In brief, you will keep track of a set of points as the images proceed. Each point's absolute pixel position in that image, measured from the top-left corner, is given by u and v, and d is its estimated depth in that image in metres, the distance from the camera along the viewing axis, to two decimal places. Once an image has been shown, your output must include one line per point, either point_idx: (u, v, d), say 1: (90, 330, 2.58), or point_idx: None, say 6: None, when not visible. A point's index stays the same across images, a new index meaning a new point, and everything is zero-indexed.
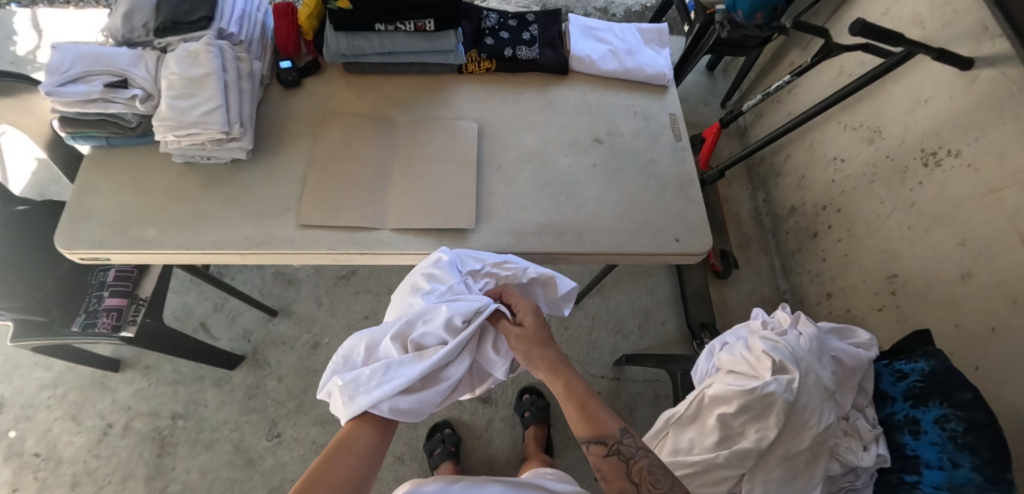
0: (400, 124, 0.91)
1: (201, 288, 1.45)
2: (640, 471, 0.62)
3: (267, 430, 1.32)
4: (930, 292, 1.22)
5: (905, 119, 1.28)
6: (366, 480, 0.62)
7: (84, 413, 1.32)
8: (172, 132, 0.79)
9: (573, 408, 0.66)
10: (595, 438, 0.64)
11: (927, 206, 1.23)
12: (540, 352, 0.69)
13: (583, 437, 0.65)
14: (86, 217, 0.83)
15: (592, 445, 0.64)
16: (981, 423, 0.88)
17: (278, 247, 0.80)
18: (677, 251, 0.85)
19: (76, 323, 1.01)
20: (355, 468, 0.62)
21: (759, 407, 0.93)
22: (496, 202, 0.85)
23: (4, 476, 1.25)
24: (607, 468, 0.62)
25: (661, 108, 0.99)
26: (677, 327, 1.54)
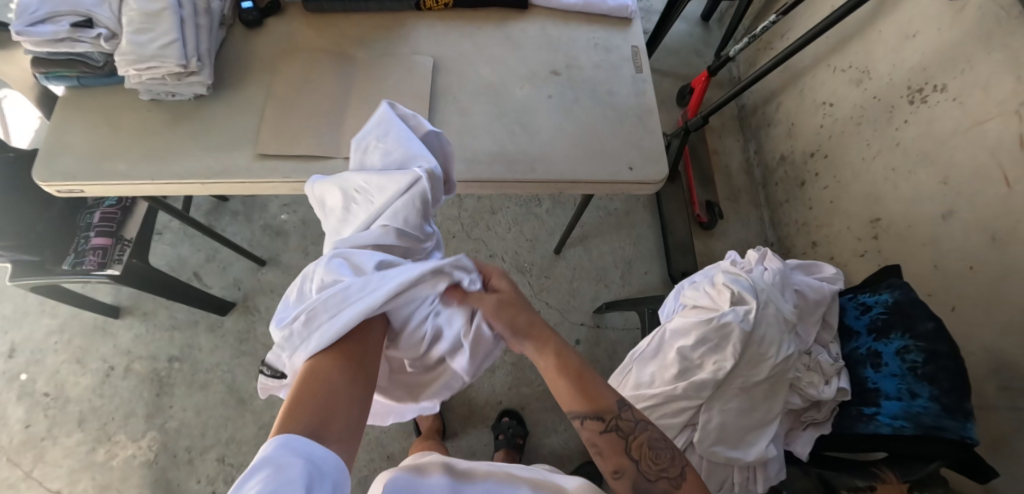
0: (358, 60, 0.92)
1: (194, 241, 1.51)
2: (639, 446, 0.63)
3: (258, 371, 1.39)
4: (912, 234, 1.19)
5: (894, 56, 1.23)
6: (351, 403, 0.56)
7: (89, 356, 1.40)
8: (132, 66, 0.82)
9: (566, 383, 0.63)
10: (594, 415, 0.63)
11: (912, 144, 1.18)
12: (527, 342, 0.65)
13: (578, 414, 0.63)
14: (59, 152, 0.87)
15: (588, 420, 0.64)
16: (941, 353, 0.87)
17: (238, 176, 0.84)
18: (630, 179, 0.86)
19: (65, 262, 1.07)
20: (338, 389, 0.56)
21: (716, 338, 0.95)
22: (447, 132, 0.86)
23: (18, 413, 1.34)
24: (605, 444, 0.63)
25: (624, 41, 0.98)
26: (659, 277, 1.55)
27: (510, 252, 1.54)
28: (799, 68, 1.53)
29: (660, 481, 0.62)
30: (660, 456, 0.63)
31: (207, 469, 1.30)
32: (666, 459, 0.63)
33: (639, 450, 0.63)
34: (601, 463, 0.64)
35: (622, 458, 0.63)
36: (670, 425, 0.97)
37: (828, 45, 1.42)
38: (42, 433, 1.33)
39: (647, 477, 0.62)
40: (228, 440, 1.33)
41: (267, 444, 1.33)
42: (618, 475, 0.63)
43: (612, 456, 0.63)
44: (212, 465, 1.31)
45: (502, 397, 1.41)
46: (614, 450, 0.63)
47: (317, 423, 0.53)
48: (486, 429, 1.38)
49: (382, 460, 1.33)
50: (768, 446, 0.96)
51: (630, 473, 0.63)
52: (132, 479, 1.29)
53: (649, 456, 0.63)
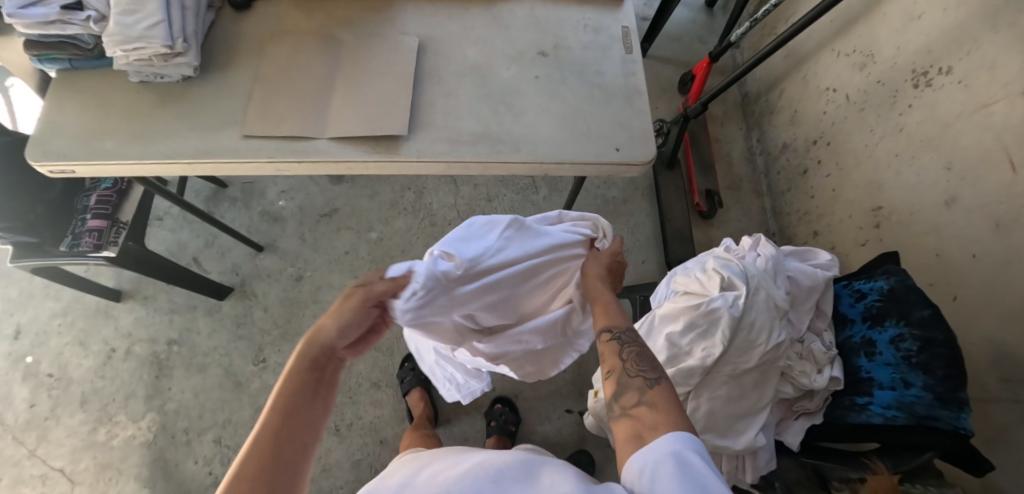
0: (345, 42, 0.93)
1: (193, 226, 1.53)
2: (629, 350, 0.66)
3: (254, 355, 1.41)
4: (913, 221, 1.16)
5: (898, 38, 1.19)
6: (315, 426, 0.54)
7: (91, 338, 1.43)
8: (119, 47, 0.83)
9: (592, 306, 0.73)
10: (603, 327, 0.69)
11: (915, 130, 1.15)
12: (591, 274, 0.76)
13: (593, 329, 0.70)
14: (52, 133, 0.88)
15: (598, 332, 0.69)
16: (936, 341, 0.84)
17: (224, 156, 0.85)
18: (617, 160, 0.86)
19: (63, 245, 1.09)
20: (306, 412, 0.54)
21: (705, 323, 0.94)
22: (434, 112, 0.89)
23: (24, 393, 1.38)
24: (603, 349, 0.67)
25: (615, 21, 0.99)
26: (656, 266, 1.53)
27: None
28: (802, 53, 1.49)
29: (637, 380, 0.61)
30: (643, 358, 0.64)
31: (204, 450, 1.33)
32: (649, 363, 0.63)
33: (627, 352, 0.65)
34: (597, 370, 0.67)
35: (613, 360, 0.65)
36: None
37: (832, 29, 1.39)
38: (46, 412, 1.36)
39: (627, 375, 0.63)
40: (225, 422, 1.35)
41: None
42: (606, 375, 0.65)
43: (605, 359, 0.66)
44: (209, 446, 1.33)
45: (495, 384, 1.41)
46: (608, 352, 0.66)
47: (277, 451, 0.49)
48: (479, 415, 1.38)
49: (375, 445, 1.34)
50: (757, 435, 0.94)
51: (615, 373, 0.64)
52: (131, 459, 1.32)
53: (634, 358, 0.64)
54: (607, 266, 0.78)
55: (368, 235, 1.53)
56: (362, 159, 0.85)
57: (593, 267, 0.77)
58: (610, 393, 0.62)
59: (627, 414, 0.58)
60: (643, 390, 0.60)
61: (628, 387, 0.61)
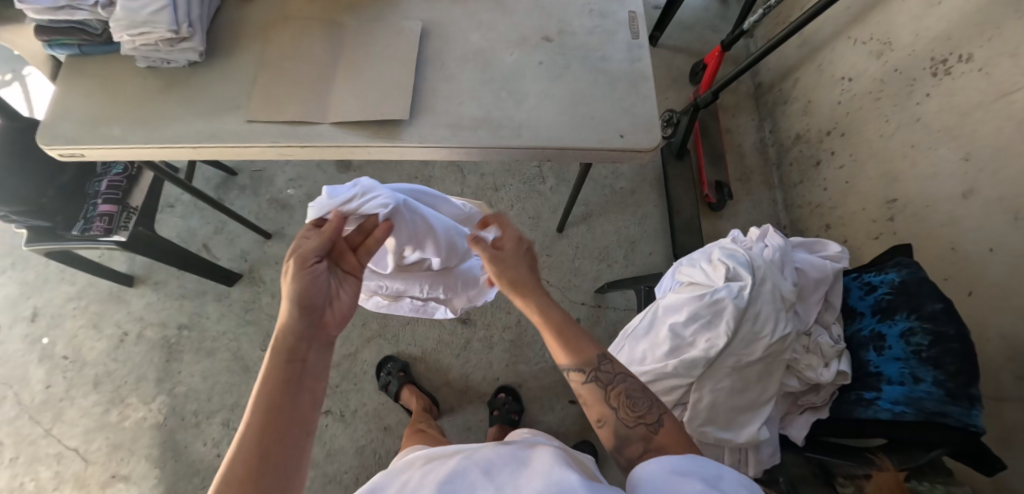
0: (348, 27, 0.93)
1: (203, 213, 1.55)
2: (618, 395, 0.67)
3: (262, 341, 1.43)
4: (929, 214, 1.12)
5: (917, 25, 1.15)
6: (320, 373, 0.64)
7: (105, 322, 1.46)
8: (126, 31, 0.84)
9: (554, 339, 0.73)
10: (578, 368, 0.70)
11: (933, 119, 1.11)
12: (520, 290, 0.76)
13: (567, 368, 0.71)
14: (62, 118, 0.89)
15: (575, 374, 0.70)
16: (948, 335, 0.82)
17: (227, 140, 0.86)
18: (621, 146, 0.85)
19: (75, 229, 1.11)
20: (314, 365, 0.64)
21: (709, 314, 0.93)
22: (436, 97, 0.88)
23: (40, 374, 1.42)
24: (588, 394, 0.69)
25: (621, 6, 0.98)
26: (663, 258, 1.52)
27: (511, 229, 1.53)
28: (818, 41, 1.45)
29: (638, 428, 0.64)
30: (635, 399, 0.66)
31: (212, 432, 1.35)
32: (643, 405, 0.65)
33: (618, 399, 0.67)
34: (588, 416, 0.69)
35: (604, 408, 0.67)
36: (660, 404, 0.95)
37: (849, 16, 1.34)
38: (61, 393, 1.40)
39: (624, 424, 0.65)
40: (232, 405, 1.37)
41: None
42: (600, 423, 0.67)
43: (595, 405, 0.68)
44: (217, 429, 1.35)
45: (498, 373, 1.41)
46: (595, 399, 0.68)
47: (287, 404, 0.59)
48: (482, 404, 1.38)
49: (379, 431, 1.36)
50: (761, 428, 0.93)
51: (610, 421, 0.66)
52: (143, 440, 1.35)
53: (626, 403, 0.66)
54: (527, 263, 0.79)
55: None
56: (364, 144, 0.85)
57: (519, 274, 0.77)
58: (611, 443, 0.65)
59: (638, 464, 0.62)
60: (648, 437, 0.63)
61: (630, 437, 0.64)
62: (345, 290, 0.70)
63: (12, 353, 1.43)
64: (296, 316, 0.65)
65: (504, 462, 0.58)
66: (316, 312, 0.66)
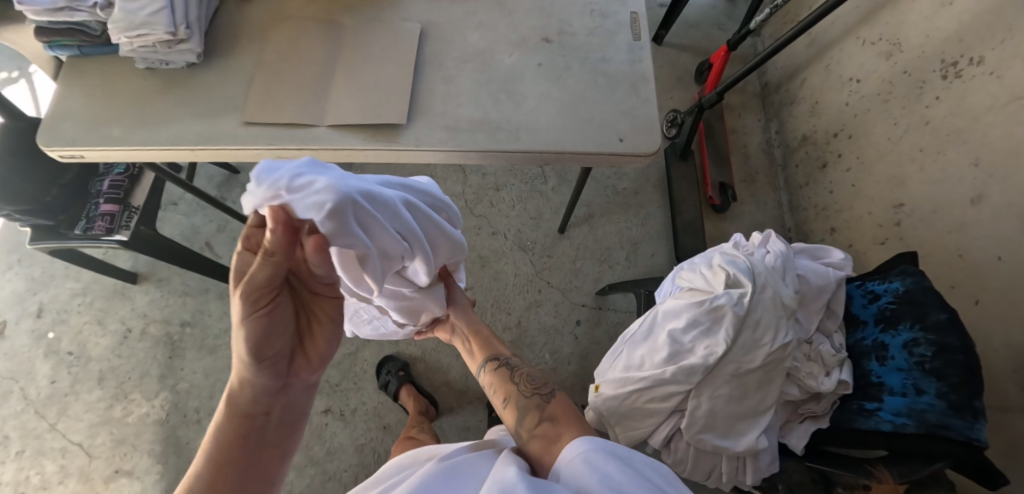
0: (346, 28, 0.92)
1: (206, 211, 1.56)
2: (521, 375, 0.74)
3: None
4: (937, 220, 1.10)
5: (927, 25, 1.12)
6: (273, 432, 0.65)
7: (109, 318, 1.48)
8: (124, 33, 0.84)
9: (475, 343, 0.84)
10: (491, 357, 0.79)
11: (942, 123, 1.09)
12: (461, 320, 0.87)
13: (482, 361, 0.80)
14: (62, 118, 0.90)
15: (489, 364, 0.79)
16: (952, 347, 0.80)
17: (224, 142, 0.86)
18: (620, 150, 0.84)
19: (77, 228, 1.12)
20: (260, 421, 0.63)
21: (708, 321, 0.92)
22: (434, 99, 0.88)
23: (46, 369, 1.43)
24: (497, 378, 0.75)
25: (623, 7, 0.96)
26: (666, 259, 1.50)
27: (513, 230, 1.52)
28: (827, 40, 1.43)
29: (534, 398, 0.68)
30: (535, 380, 0.73)
31: None
32: (540, 382, 0.72)
33: (520, 377, 0.73)
34: (494, 400, 0.73)
35: (508, 385, 0.73)
36: (657, 410, 0.95)
37: (858, 15, 1.31)
38: (66, 388, 1.42)
39: (524, 396, 0.69)
40: None
41: None
42: (505, 401, 0.70)
43: (499, 387, 0.73)
44: None
45: None
46: (501, 380, 0.74)
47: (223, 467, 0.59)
48: (482, 405, 1.38)
49: (378, 430, 1.36)
50: (760, 437, 0.91)
51: (511, 397, 0.70)
52: (145, 435, 1.37)
53: (526, 381, 0.72)
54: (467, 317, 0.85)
55: None
56: (360, 147, 0.85)
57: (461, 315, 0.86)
58: (512, 417, 0.67)
59: (534, 434, 0.63)
60: (542, 405, 0.66)
61: (528, 406, 0.67)
62: (317, 332, 0.64)
63: (18, 348, 1.45)
64: (254, 370, 0.60)
65: (467, 470, 0.61)
66: (277, 362, 0.62)
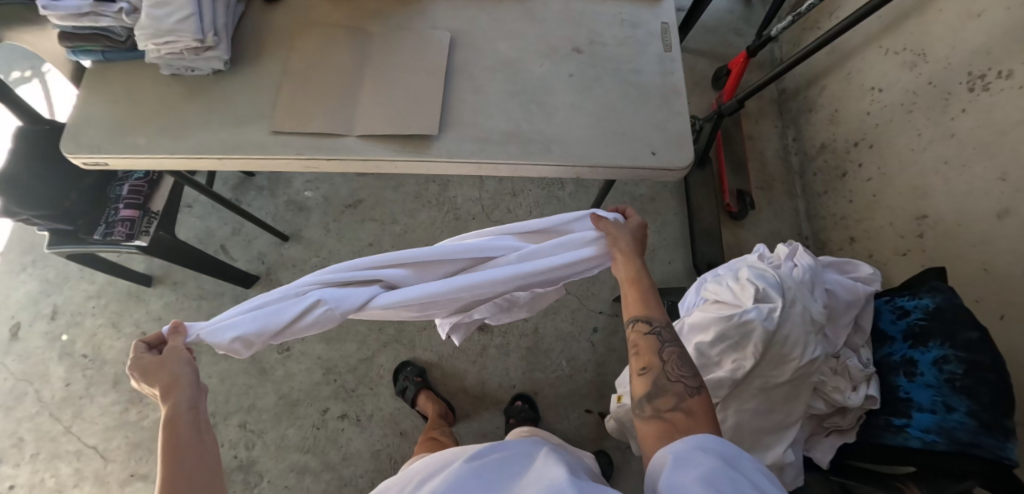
0: (373, 35, 0.91)
1: (221, 213, 1.55)
2: (672, 353, 0.66)
3: (278, 344, 1.43)
4: (962, 233, 1.09)
5: (953, 37, 1.11)
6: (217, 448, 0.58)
7: (123, 321, 1.47)
8: (151, 40, 0.83)
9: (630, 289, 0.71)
10: (644, 313, 0.68)
11: (968, 136, 1.08)
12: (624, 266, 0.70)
13: (630, 312, 0.69)
14: (86, 125, 0.88)
15: (636, 320, 0.68)
16: (983, 365, 0.80)
17: (252, 151, 0.85)
18: (653, 164, 0.83)
19: (96, 233, 1.12)
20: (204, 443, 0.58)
21: (737, 336, 0.91)
22: (463, 110, 0.87)
23: (60, 371, 1.43)
24: (643, 342, 0.66)
25: (653, 17, 0.95)
26: (683, 266, 1.50)
27: None
28: (848, 48, 1.42)
29: (679, 385, 0.62)
30: (685, 365, 0.65)
31: (229, 433, 1.36)
32: (691, 371, 0.64)
33: (671, 355, 0.65)
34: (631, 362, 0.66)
35: (653, 356, 0.65)
36: None
37: (881, 24, 1.31)
38: (81, 391, 1.41)
39: (667, 378, 0.63)
40: (249, 407, 1.38)
41: (285, 413, 1.37)
42: (644, 370, 0.64)
43: (642, 353, 0.66)
44: (234, 430, 1.36)
45: (515, 381, 1.41)
46: (647, 346, 0.66)
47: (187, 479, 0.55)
48: (498, 412, 1.38)
49: (395, 436, 1.36)
50: (786, 451, 0.91)
51: (655, 370, 0.64)
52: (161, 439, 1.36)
53: (676, 363, 0.65)
54: (630, 277, 0.70)
55: (392, 227, 1.54)
56: (391, 158, 0.84)
57: (626, 272, 0.70)
58: (644, 391, 0.63)
59: (661, 417, 0.60)
60: (682, 396, 0.61)
61: (666, 390, 0.62)
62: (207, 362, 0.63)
63: (33, 349, 1.45)
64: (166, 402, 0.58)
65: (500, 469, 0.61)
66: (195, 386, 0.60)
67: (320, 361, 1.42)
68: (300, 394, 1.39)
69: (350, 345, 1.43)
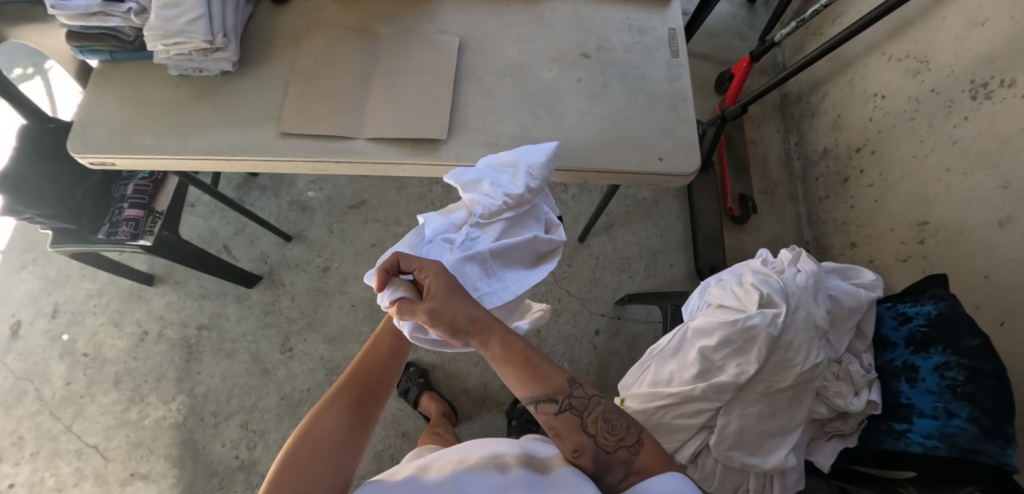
0: (383, 38, 0.91)
1: (224, 213, 1.56)
2: (594, 420, 0.64)
3: (281, 344, 1.43)
4: (962, 240, 1.10)
5: (957, 45, 1.12)
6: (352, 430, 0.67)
7: (125, 320, 1.47)
8: (160, 41, 0.83)
9: (516, 371, 0.65)
10: (546, 396, 0.65)
11: (970, 143, 1.09)
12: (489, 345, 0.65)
13: (531, 398, 0.65)
14: (93, 124, 0.88)
15: (541, 404, 0.65)
16: (985, 372, 0.80)
17: (260, 153, 0.85)
18: (660, 170, 0.84)
19: (101, 232, 1.12)
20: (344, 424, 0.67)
21: (741, 340, 0.91)
22: (472, 114, 0.87)
23: (60, 370, 1.42)
24: (561, 423, 0.64)
25: (660, 23, 0.96)
26: (685, 270, 1.51)
27: None
28: (850, 55, 1.43)
29: (619, 453, 0.61)
30: (615, 424, 0.63)
31: (231, 434, 1.36)
32: (622, 429, 0.63)
33: (595, 425, 0.63)
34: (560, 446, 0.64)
35: (579, 436, 0.63)
36: (686, 426, 0.95)
37: (884, 31, 1.32)
38: (81, 391, 1.41)
39: (604, 450, 0.62)
40: (251, 407, 1.38)
41: (287, 414, 1.37)
42: (576, 453, 0.63)
43: (567, 436, 0.64)
44: (235, 430, 1.36)
45: None
46: (568, 429, 0.64)
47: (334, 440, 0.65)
48: (500, 414, 1.38)
49: (397, 437, 1.36)
50: (789, 455, 0.92)
51: (588, 449, 0.62)
52: (162, 439, 1.36)
53: (605, 429, 0.63)
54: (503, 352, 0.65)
55: (394, 227, 1.54)
56: (400, 161, 0.84)
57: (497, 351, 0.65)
58: (591, 473, 0.62)
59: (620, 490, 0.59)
60: (629, 459, 0.61)
61: (611, 463, 0.61)
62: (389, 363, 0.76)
63: (33, 348, 1.44)
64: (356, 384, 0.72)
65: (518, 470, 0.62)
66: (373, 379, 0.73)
67: (322, 362, 1.42)
68: (302, 394, 1.39)
69: (353, 346, 1.43)
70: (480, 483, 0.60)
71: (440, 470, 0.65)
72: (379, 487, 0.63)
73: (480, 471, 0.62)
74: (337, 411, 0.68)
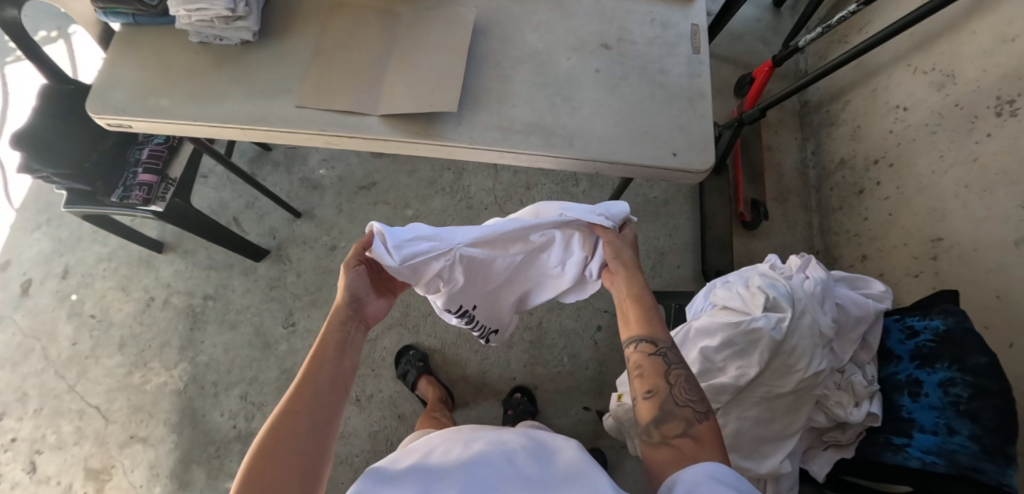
0: (404, 18, 0.91)
1: (236, 187, 1.57)
2: (677, 376, 0.68)
3: (284, 318, 1.45)
4: (977, 258, 1.08)
5: (985, 60, 1.10)
6: (321, 440, 0.60)
7: (133, 285, 1.49)
8: (183, 6, 0.84)
9: (636, 312, 0.75)
10: (650, 338, 0.71)
11: (991, 161, 1.06)
12: (625, 276, 0.77)
13: (636, 334, 0.73)
14: (114, 85, 0.89)
15: (642, 343, 0.72)
16: (989, 390, 0.77)
17: (275, 122, 0.85)
18: (673, 165, 0.83)
19: (115, 196, 1.13)
20: (306, 434, 0.60)
21: (743, 342, 0.90)
22: (489, 97, 0.87)
23: (67, 330, 1.44)
24: (649, 364, 0.70)
25: (684, 18, 0.95)
26: (692, 271, 1.50)
27: None
28: (876, 65, 1.40)
29: (683, 410, 0.65)
30: (691, 389, 0.67)
31: (230, 404, 1.37)
32: (695, 395, 0.66)
33: (676, 378, 0.68)
34: (638, 382, 0.69)
35: (660, 380, 0.68)
36: None
37: (911, 42, 1.30)
38: (86, 352, 1.43)
39: (674, 401, 0.66)
40: (251, 379, 1.39)
41: (286, 388, 1.38)
42: (649, 393, 0.68)
43: (650, 376, 0.69)
44: (235, 401, 1.37)
45: (516, 373, 1.41)
46: (655, 372, 0.69)
47: (295, 451, 0.58)
48: (497, 402, 1.39)
49: (393, 418, 1.37)
50: (783, 461, 0.91)
51: (662, 394, 0.67)
52: (162, 404, 1.38)
53: (682, 386, 0.68)
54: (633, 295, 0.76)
55: (403, 211, 1.55)
56: (411, 141, 0.84)
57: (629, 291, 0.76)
58: (651, 414, 0.66)
59: (668, 443, 0.63)
60: (690, 421, 0.64)
61: (674, 414, 0.65)
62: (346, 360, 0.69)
63: (42, 307, 1.47)
64: (307, 387, 0.63)
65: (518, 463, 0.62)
66: (332, 382, 0.65)
67: None
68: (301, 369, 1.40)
69: None
70: (488, 467, 0.61)
71: (447, 455, 0.66)
72: (380, 473, 0.62)
73: (489, 456, 0.63)
74: (296, 426, 0.60)
